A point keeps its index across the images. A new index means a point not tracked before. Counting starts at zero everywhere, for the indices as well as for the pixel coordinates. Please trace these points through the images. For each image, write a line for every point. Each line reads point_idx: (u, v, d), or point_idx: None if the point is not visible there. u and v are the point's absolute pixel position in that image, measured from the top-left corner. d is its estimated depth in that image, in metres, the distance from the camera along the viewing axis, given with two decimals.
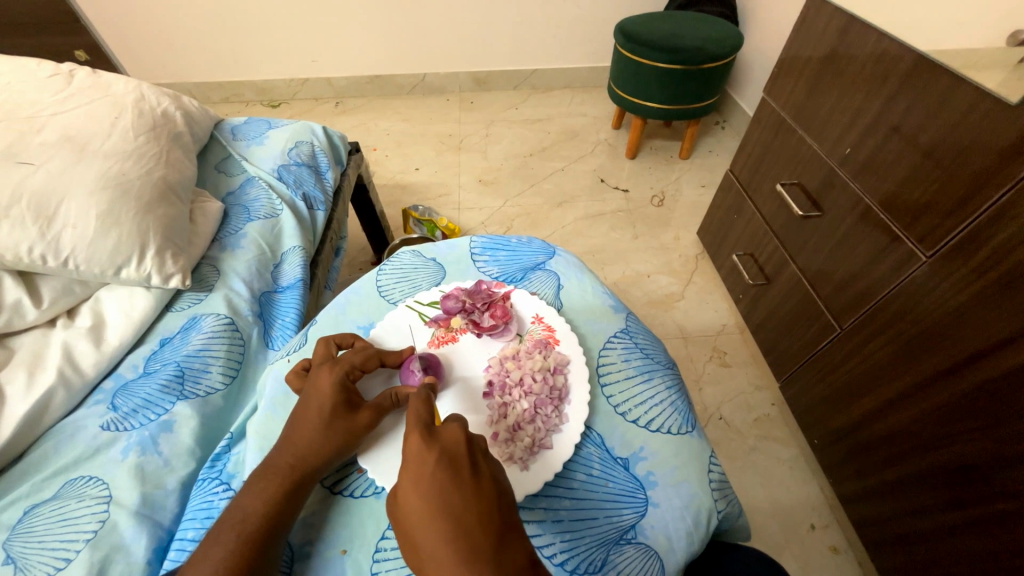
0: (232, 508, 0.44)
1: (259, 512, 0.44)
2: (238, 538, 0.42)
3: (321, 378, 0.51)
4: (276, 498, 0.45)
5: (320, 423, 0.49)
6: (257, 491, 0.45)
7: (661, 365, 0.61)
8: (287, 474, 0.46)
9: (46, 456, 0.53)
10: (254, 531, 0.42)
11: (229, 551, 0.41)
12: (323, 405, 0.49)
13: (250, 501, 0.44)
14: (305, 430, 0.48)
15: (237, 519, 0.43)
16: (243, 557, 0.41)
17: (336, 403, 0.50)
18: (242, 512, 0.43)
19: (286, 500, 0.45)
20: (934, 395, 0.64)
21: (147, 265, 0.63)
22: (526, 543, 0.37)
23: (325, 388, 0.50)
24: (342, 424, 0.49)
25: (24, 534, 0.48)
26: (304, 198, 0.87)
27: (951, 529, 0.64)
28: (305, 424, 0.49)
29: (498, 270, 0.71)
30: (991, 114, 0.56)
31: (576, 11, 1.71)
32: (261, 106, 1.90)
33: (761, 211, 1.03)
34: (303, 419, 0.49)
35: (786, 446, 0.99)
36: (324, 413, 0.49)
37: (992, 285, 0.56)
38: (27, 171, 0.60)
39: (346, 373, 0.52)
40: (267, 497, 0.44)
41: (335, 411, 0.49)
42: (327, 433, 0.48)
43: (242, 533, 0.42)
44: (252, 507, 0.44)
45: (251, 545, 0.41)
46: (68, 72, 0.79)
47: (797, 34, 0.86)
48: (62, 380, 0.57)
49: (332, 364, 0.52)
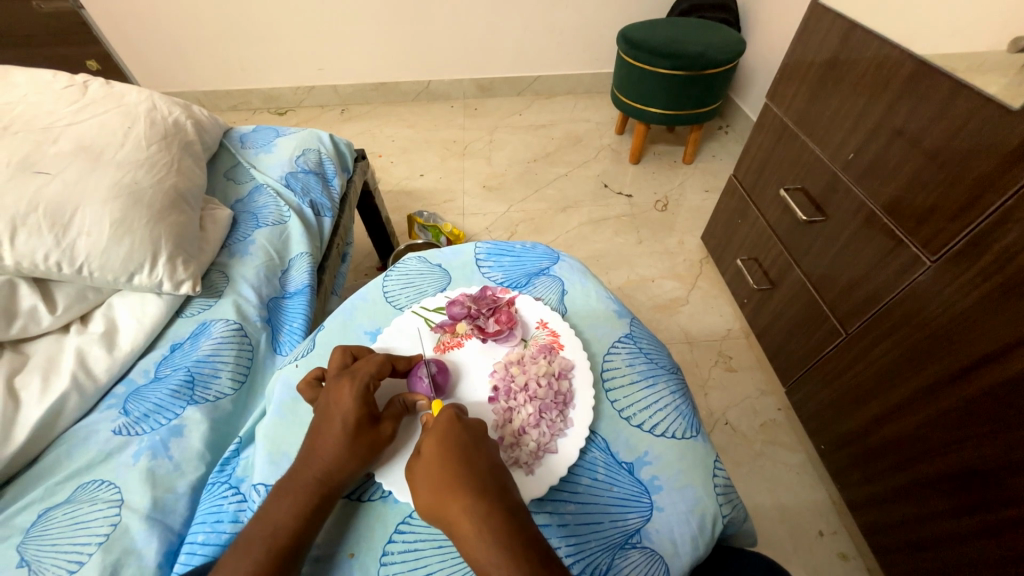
0: (259, 519, 0.45)
1: (286, 522, 0.44)
2: (268, 551, 0.42)
3: (344, 389, 0.51)
4: (303, 508, 0.45)
5: (347, 439, 0.48)
6: (283, 504, 0.45)
7: (665, 370, 0.61)
8: (313, 488, 0.46)
9: (59, 460, 0.54)
10: (282, 543, 0.43)
11: (258, 564, 0.42)
12: (346, 419, 0.49)
13: (274, 512, 0.45)
14: (329, 443, 0.48)
15: (267, 532, 0.44)
16: (270, 568, 0.42)
17: (360, 418, 0.49)
18: (270, 524, 0.44)
19: (313, 512, 0.46)
20: (940, 401, 0.64)
21: (159, 272, 0.65)
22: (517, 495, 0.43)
23: (347, 402, 0.50)
24: (366, 438, 0.49)
25: (38, 538, 0.48)
26: (312, 205, 0.89)
27: (961, 536, 0.63)
28: (330, 439, 0.48)
29: (503, 276, 0.72)
30: (992, 121, 0.57)
31: (579, 18, 1.72)
32: (268, 113, 1.93)
33: (765, 216, 1.03)
34: (327, 431, 0.49)
35: (793, 452, 0.99)
36: (349, 427, 0.49)
37: (996, 290, 0.56)
38: (44, 180, 0.62)
39: (366, 385, 0.51)
40: (293, 510, 0.45)
41: (359, 424, 0.49)
42: (352, 447, 0.48)
43: (271, 550, 0.43)
44: (277, 519, 0.44)
45: (279, 556, 0.42)
46: (83, 83, 0.81)
47: (799, 41, 0.87)
48: (75, 385, 0.58)
49: (352, 376, 0.52)
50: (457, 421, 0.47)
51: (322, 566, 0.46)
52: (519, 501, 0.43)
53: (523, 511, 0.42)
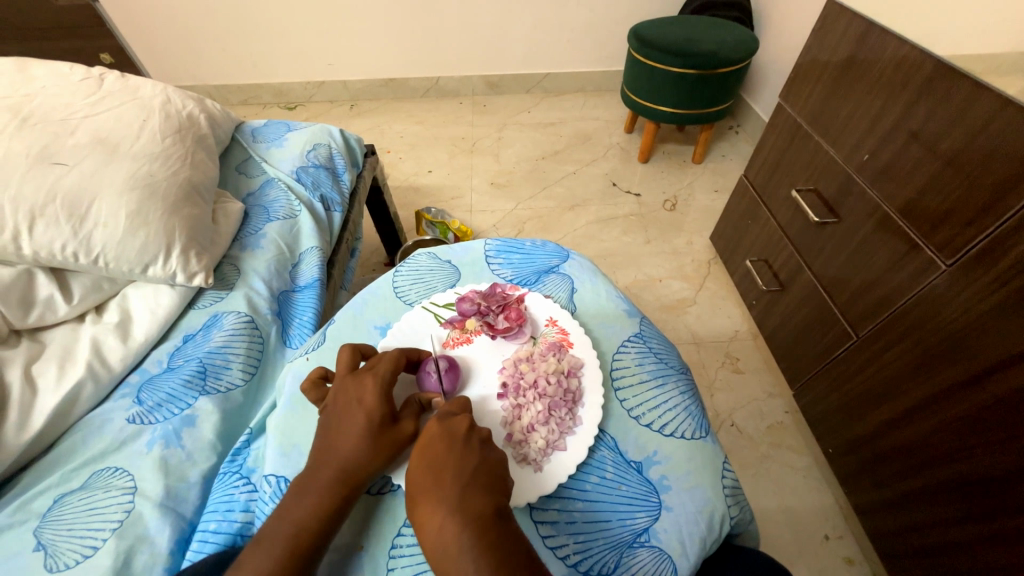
0: (276, 515, 0.45)
1: (304, 522, 0.44)
2: (287, 549, 0.43)
3: (365, 387, 0.51)
4: (325, 508, 0.45)
5: (366, 434, 0.49)
6: (302, 503, 0.45)
7: (675, 371, 0.61)
8: (329, 485, 0.46)
9: (74, 447, 0.55)
10: (299, 542, 0.43)
11: (277, 562, 0.42)
12: (369, 416, 0.50)
13: (291, 510, 0.45)
14: (348, 441, 0.49)
15: (283, 530, 0.44)
16: (286, 566, 0.42)
17: (380, 414, 0.50)
18: (290, 522, 0.44)
19: (331, 511, 0.45)
20: (952, 406, 0.63)
21: (173, 264, 0.65)
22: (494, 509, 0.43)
23: (368, 398, 0.50)
24: (385, 436, 0.49)
25: (54, 523, 0.49)
26: (322, 200, 0.89)
27: (969, 543, 0.63)
28: (349, 435, 0.49)
29: (512, 273, 0.72)
30: (1012, 123, 0.56)
31: (589, 16, 1.72)
32: (278, 108, 1.94)
33: (777, 218, 1.02)
34: (347, 428, 0.49)
35: (800, 455, 0.98)
36: (371, 425, 0.49)
37: (1012, 295, 0.56)
38: (61, 171, 0.62)
39: (383, 381, 0.52)
40: (313, 510, 0.45)
41: (379, 422, 0.50)
42: (374, 444, 0.49)
43: (289, 547, 0.43)
44: (295, 518, 0.44)
45: (295, 554, 0.43)
46: (99, 76, 0.82)
47: (815, 40, 0.86)
48: (90, 373, 0.59)
49: (370, 372, 0.53)
50: (437, 430, 0.47)
51: (335, 558, 0.47)
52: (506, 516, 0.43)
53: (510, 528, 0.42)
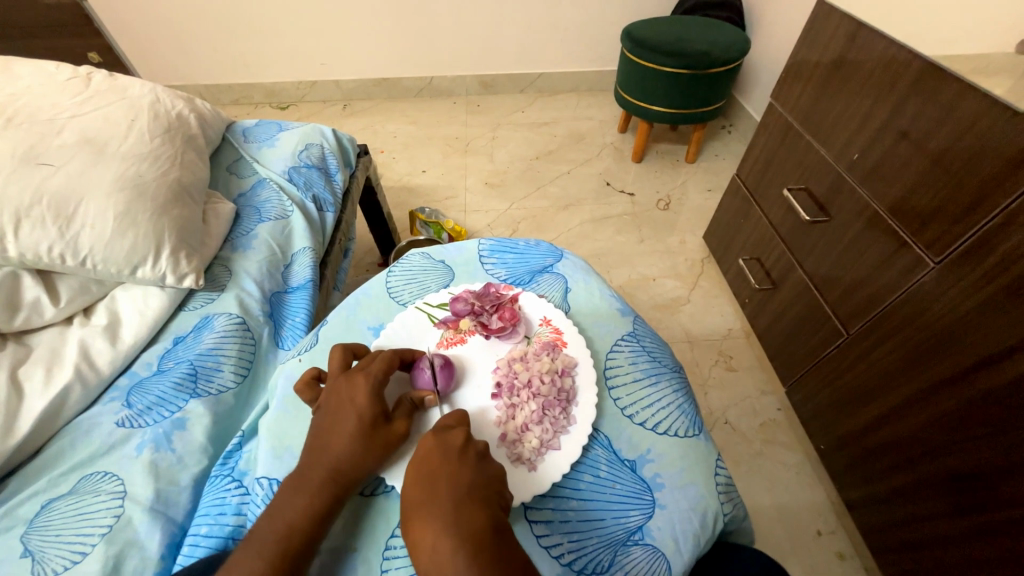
0: (268, 517, 0.45)
1: (296, 524, 0.44)
2: (279, 551, 0.42)
3: (356, 386, 0.51)
4: (318, 510, 0.45)
5: (358, 434, 0.48)
6: (294, 505, 0.45)
7: (668, 369, 0.61)
8: (321, 486, 0.46)
9: (62, 452, 0.54)
10: (292, 544, 0.43)
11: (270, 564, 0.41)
12: (360, 415, 0.49)
13: (282, 511, 0.45)
14: (339, 441, 0.48)
15: (275, 532, 0.43)
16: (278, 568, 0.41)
17: (372, 413, 0.50)
18: (282, 524, 0.44)
19: (324, 512, 0.45)
20: (941, 402, 0.64)
21: (162, 266, 0.65)
22: (488, 512, 0.43)
23: (359, 397, 0.50)
24: (377, 436, 0.49)
25: (41, 529, 0.48)
26: (314, 200, 0.88)
27: (958, 536, 0.64)
28: (340, 435, 0.48)
29: (506, 273, 0.72)
30: (998, 122, 0.57)
31: (582, 16, 1.72)
32: (270, 108, 1.93)
33: (769, 217, 1.03)
34: (338, 427, 0.49)
35: (792, 452, 0.99)
36: (362, 424, 0.49)
37: (999, 292, 0.56)
38: (48, 172, 0.62)
39: (375, 380, 0.52)
40: (306, 513, 0.45)
41: (371, 421, 0.49)
42: (366, 444, 0.48)
43: (282, 548, 0.42)
44: (287, 518, 0.44)
45: (286, 556, 0.42)
46: (86, 75, 0.81)
47: (805, 40, 0.87)
48: (78, 377, 0.58)
49: (361, 372, 0.52)
50: (432, 444, 0.47)
51: (326, 560, 0.46)
52: (500, 519, 0.43)
53: (503, 530, 0.42)
